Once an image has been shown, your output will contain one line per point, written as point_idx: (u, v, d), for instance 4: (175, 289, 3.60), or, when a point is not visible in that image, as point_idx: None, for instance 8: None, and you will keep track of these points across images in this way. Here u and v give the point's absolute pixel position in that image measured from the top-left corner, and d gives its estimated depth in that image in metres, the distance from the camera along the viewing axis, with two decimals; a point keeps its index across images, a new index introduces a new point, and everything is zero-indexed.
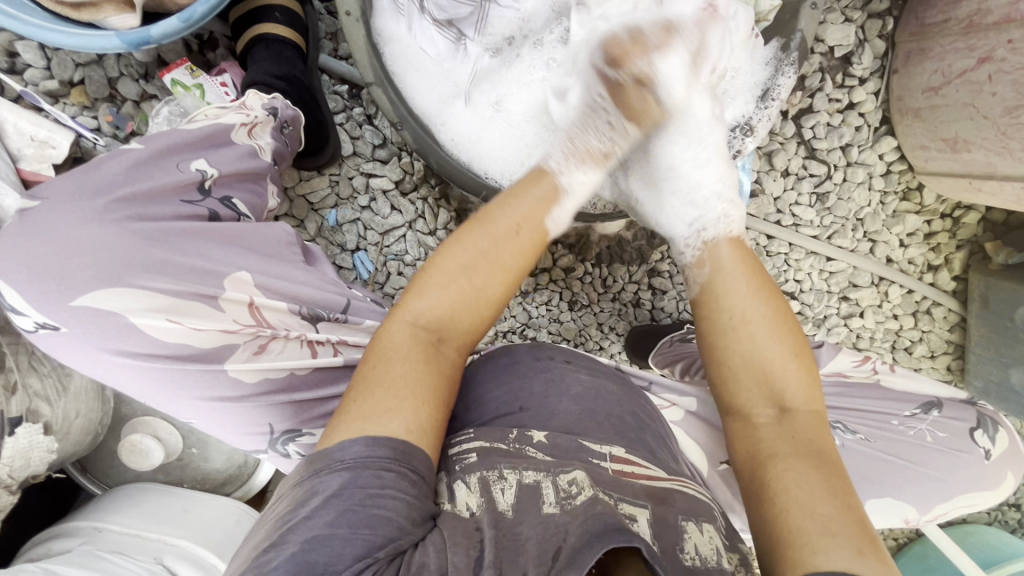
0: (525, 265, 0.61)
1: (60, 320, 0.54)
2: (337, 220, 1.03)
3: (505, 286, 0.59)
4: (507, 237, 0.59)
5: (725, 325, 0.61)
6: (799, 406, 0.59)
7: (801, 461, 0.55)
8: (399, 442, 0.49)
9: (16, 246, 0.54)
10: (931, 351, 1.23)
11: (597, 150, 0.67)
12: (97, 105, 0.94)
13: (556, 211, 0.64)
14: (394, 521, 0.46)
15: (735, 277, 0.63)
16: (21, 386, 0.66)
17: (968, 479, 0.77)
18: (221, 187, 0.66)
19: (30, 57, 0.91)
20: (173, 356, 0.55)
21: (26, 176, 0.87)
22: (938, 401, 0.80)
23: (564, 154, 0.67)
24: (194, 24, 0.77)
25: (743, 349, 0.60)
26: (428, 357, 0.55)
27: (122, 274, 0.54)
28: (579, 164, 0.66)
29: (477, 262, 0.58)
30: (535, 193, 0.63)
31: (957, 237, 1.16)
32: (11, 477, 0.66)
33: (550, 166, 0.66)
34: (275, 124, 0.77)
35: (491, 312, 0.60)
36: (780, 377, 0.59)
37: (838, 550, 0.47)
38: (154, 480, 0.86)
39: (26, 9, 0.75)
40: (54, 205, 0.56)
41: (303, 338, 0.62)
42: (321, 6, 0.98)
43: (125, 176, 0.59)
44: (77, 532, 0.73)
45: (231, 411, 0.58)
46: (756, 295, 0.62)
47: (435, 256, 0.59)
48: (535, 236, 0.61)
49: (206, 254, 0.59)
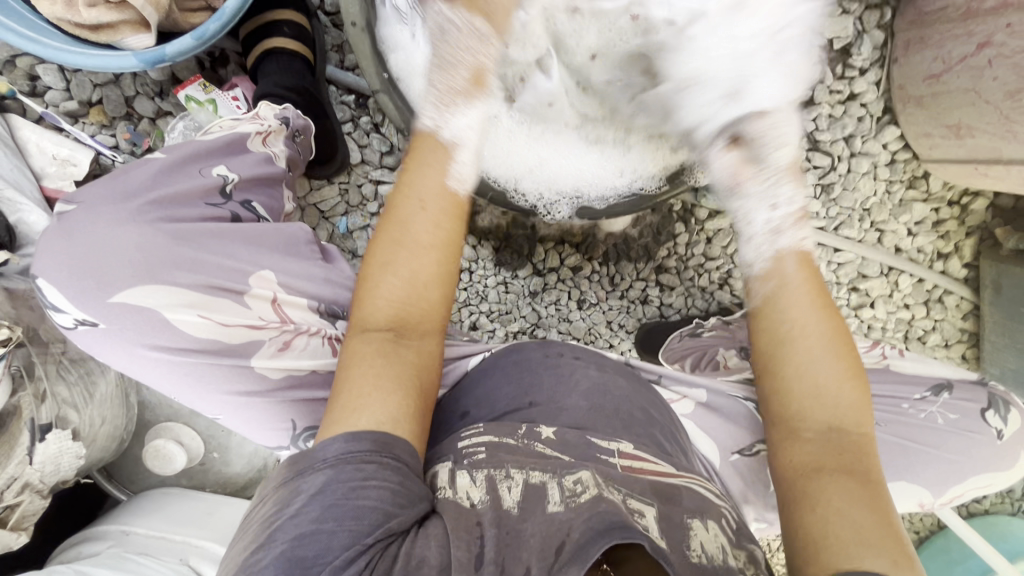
0: (452, 231, 0.60)
1: (98, 316, 0.55)
2: (347, 228, 1.05)
3: (438, 260, 0.59)
4: (419, 218, 0.59)
5: (782, 348, 0.60)
6: (852, 425, 0.58)
7: (843, 475, 0.54)
8: (377, 434, 0.51)
9: (56, 245, 0.57)
10: (945, 340, 1.22)
11: (461, 80, 0.65)
12: (115, 124, 0.98)
13: (456, 169, 0.62)
14: (381, 509, 0.47)
15: (799, 295, 0.61)
16: (50, 394, 0.69)
17: (985, 461, 0.77)
18: (241, 191, 0.68)
19: (51, 80, 0.94)
20: (204, 351, 0.57)
21: (49, 194, 0.90)
22: (949, 382, 0.80)
23: (433, 106, 0.64)
24: (207, 41, 0.80)
25: (799, 367, 0.59)
26: (388, 352, 0.56)
27: (156, 272, 0.57)
28: (451, 108, 0.65)
29: (399, 251, 0.58)
30: (433, 167, 0.61)
31: (966, 224, 1.16)
32: (41, 482, 0.68)
33: (424, 123, 0.63)
34: (287, 133, 0.79)
35: (439, 292, 0.59)
36: (836, 406, 0.58)
37: (871, 557, 0.49)
38: (177, 485, 0.88)
39: (47, 32, 0.78)
40: (88, 208, 0.58)
41: (325, 334, 0.64)
42: (327, 19, 1.00)
43: (152, 180, 0.61)
44: (106, 535, 0.75)
45: (261, 404, 0.60)
46: (818, 314, 0.60)
47: (366, 252, 0.59)
48: (446, 204, 0.60)
49: (233, 254, 0.61)
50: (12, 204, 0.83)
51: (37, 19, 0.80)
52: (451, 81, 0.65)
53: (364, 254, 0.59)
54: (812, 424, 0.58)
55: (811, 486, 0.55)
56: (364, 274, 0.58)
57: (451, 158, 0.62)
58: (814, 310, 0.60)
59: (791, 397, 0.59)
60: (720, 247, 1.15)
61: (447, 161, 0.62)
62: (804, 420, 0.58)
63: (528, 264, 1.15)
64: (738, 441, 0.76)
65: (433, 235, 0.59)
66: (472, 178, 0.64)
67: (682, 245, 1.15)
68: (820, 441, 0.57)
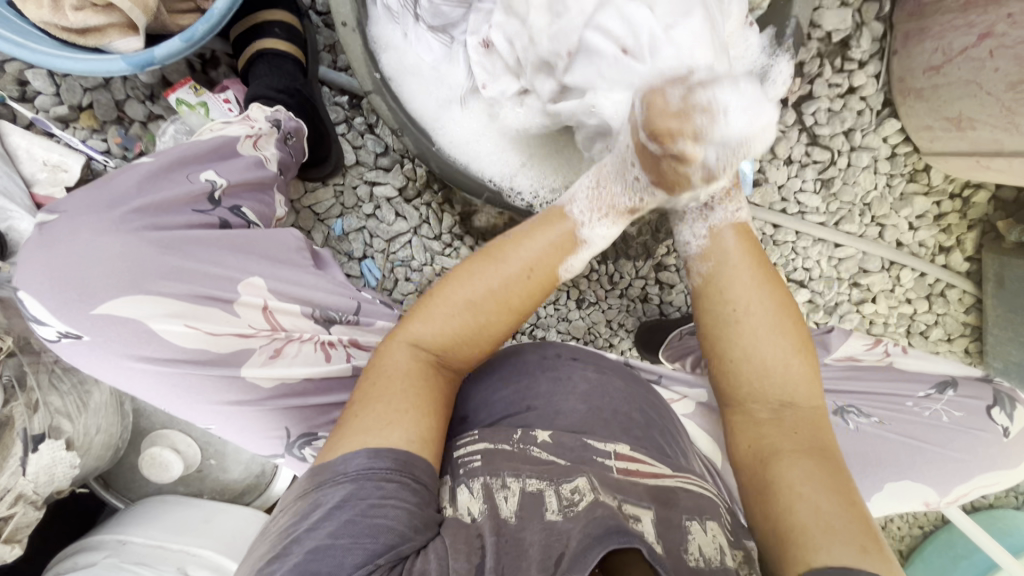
0: (533, 306, 0.63)
1: (82, 329, 0.54)
2: (343, 230, 1.04)
3: (509, 324, 0.62)
4: (517, 280, 0.61)
5: (729, 329, 0.62)
6: (801, 400, 0.61)
7: (802, 457, 0.57)
8: (401, 454, 0.51)
9: (38, 255, 0.56)
10: (948, 334, 1.21)
11: (623, 205, 0.67)
12: (106, 128, 0.97)
13: (570, 261, 0.65)
14: (395, 529, 0.47)
15: (740, 272, 0.64)
16: (42, 403, 0.68)
17: (991, 457, 0.76)
18: (230, 197, 0.67)
19: (40, 85, 0.93)
20: (191, 361, 0.56)
21: (40, 200, 0.89)
22: (953, 379, 0.79)
23: (588, 200, 0.67)
24: (195, 43, 0.78)
25: (746, 345, 0.62)
26: (429, 378, 0.58)
27: (140, 281, 0.55)
28: (602, 217, 0.67)
29: (483, 299, 0.60)
30: (550, 237, 0.63)
31: (968, 218, 1.15)
32: (36, 493, 0.67)
33: (573, 213, 0.66)
34: (279, 135, 0.78)
35: (490, 348, 0.62)
36: (780, 379, 0.61)
37: (841, 546, 0.49)
38: (175, 493, 0.87)
39: (34, 37, 0.77)
40: (71, 217, 0.57)
41: (317, 340, 0.64)
42: (318, 19, 0.99)
43: (138, 188, 0.61)
44: (102, 545, 0.74)
45: (251, 413, 0.59)
46: (761, 290, 0.63)
47: (444, 284, 0.61)
48: (546, 282, 0.63)
49: (218, 260, 0.60)
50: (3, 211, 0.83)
51: (23, 23, 0.79)
52: (609, 198, 0.67)
53: (437, 284, 0.62)
54: (763, 402, 0.61)
55: (773, 470, 0.57)
56: (430, 299, 0.61)
57: (574, 253, 0.65)
58: (758, 283, 0.63)
59: (740, 380, 0.62)
60: None
61: (570, 254, 0.65)
62: (754, 400, 0.62)
63: None
64: None
65: (519, 300, 0.61)
66: (576, 270, 0.67)
67: None
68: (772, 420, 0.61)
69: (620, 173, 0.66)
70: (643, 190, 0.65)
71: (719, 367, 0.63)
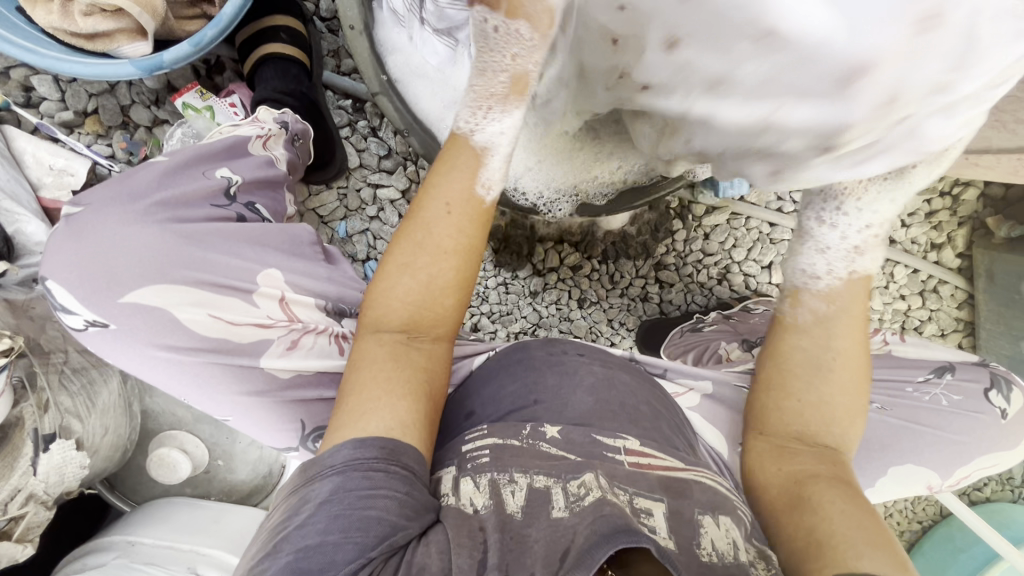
0: (473, 240, 0.59)
1: (109, 317, 0.56)
2: (346, 232, 1.05)
3: (457, 267, 0.59)
4: (440, 222, 0.58)
5: (790, 360, 0.63)
6: (834, 436, 0.62)
7: (840, 483, 0.58)
8: (383, 441, 0.51)
9: (67, 246, 0.58)
10: (942, 329, 1.24)
11: (504, 85, 0.63)
12: (111, 133, 0.97)
13: (485, 174, 0.61)
14: (386, 520, 0.47)
15: (832, 311, 0.62)
16: (53, 403, 0.68)
17: (989, 442, 0.78)
18: (245, 193, 0.68)
19: (45, 91, 0.94)
20: (212, 350, 0.58)
21: (47, 205, 0.90)
22: (950, 365, 0.81)
23: (471, 109, 0.63)
24: (204, 48, 0.80)
25: (809, 378, 0.62)
26: (399, 354, 0.57)
27: (165, 270, 0.58)
28: (490, 113, 0.63)
29: (417, 254, 0.58)
30: (457, 167, 0.60)
31: (958, 215, 1.17)
32: (46, 493, 0.67)
33: (464, 133, 0.62)
34: (287, 136, 0.79)
35: (454, 300, 0.59)
36: (835, 414, 0.62)
37: (879, 557, 0.51)
38: (182, 494, 0.87)
39: (43, 42, 0.78)
40: (96, 210, 0.59)
41: (331, 333, 0.64)
42: (323, 25, 1.01)
43: (156, 183, 0.62)
44: (111, 546, 0.74)
45: (270, 403, 0.60)
46: (842, 333, 0.62)
47: (386, 255, 0.60)
48: (470, 210, 0.59)
49: (237, 252, 0.62)
50: (9, 215, 0.83)
51: (32, 29, 0.80)
52: (491, 87, 0.64)
53: (382, 258, 0.60)
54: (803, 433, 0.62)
55: (810, 490, 0.58)
56: (379, 276, 0.59)
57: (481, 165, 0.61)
58: (845, 329, 0.61)
59: (792, 410, 0.62)
60: (717, 243, 1.16)
61: (477, 166, 0.60)
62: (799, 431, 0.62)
63: (527, 264, 1.15)
64: (745, 432, 0.76)
65: (454, 240, 0.58)
66: (501, 185, 0.63)
67: (681, 242, 1.16)
68: (812, 452, 0.61)
69: (504, 52, 0.62)
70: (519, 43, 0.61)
71: (774, 397, 0.64)
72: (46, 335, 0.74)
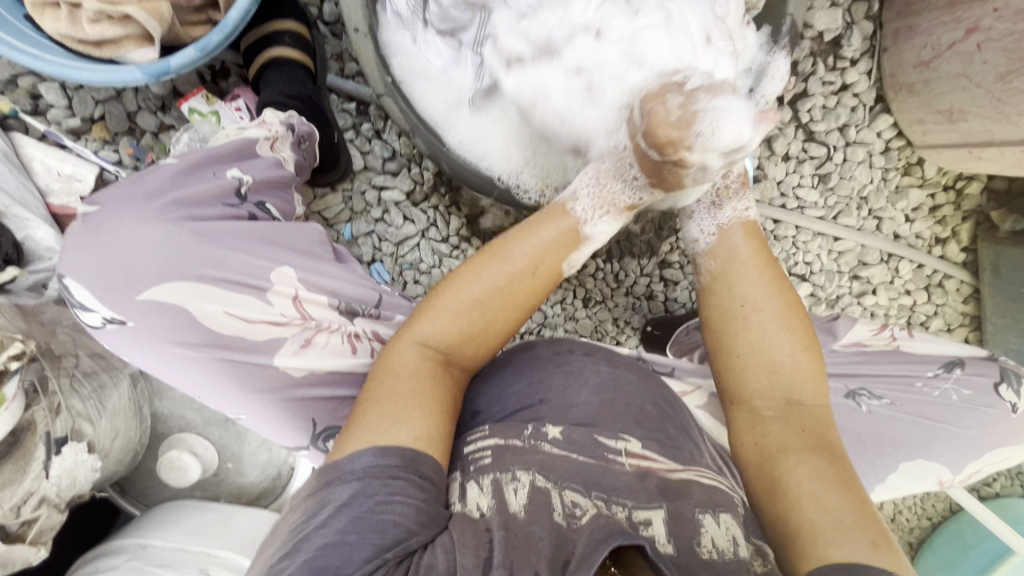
0: (538, 304, 0.66)
1: (126, 315, 0.57)
2: (352, 234, 1.06)
3: (516, 319, 0.64)
4: (523, 277, 0.63)
5: (736, 324, 0.66)
6: (808, 399, 0.64)
7: (809, 455, 0.59)
8: (407, 450, 0.52)
9: (85, 243, 0.59)
10: (948, 324, 1.23)
11: (624, 202, 0.70)
12: (117, 139, 0.98)
13: (574, 257, 0.68)
14: (402, 524, 0.48)
15: (750, 271, 0.68)
16: (64, 407, 0.69)
17: (999, 435, 0.77)
18: (256, 193, 0.69)
19: (52, 98, 0.95)
20: (227, 347, 0.59)
21: (55, 211, 0.91)
22: (959, 359, 0.81)
23: (591, 199, 0.70)
24: (209, 53, 0.80)
25: (753, 341, 0.65)
26: (434, 373, 0.59)
27: (181, 268, 0.59)
28: (603, 214, 0.70)
29: (492, 296, 0.62)
30: (554, 232, 0.66)
31: (962, 209, 1.17)
32: (58, 496, 0.67)
33: (575, 209, 0.69)
34: (293, 139, 0.80)
35: (500, 343, 0.64)
36: (789, 371, 0.64)
37: (852, 542, 0.50)
38: (192, 497, 0.87)
39: (50, 49, 0.79)
40: (114, 208, 0.60)
41: (344, 332, 0.65)
42: (326, 29, 1.02)
43: (173, 181, 0.64)
44: (123, 549, 0.74)
45: (280, 402, 0.61)
46: (770, 291, 0.66)
47: (450, 279, 0.63)
48: (550, 279, 0.66)
49: (251, 251, 0.63)
50: (20, 220, 0.84)
51: (39, 36, 0.80)
52: (615, 196, 0.70)
53: (442, 283, 0.63)
54: (770, 399, 0.64)
55: (780, 469, 0.59)
56: (436, 297, 0.62)
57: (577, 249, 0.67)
58: (763, 281, 0.67)
59: (750, 380, 0.65)
60: None
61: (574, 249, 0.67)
62: (763, 400, 0.64)
63: None
64: None
65: (525, 297, 0.64)
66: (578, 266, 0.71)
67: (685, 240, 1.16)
68: (779, 419, 0.63)
69: (618, 177, 0.70)
70: (639, 186, 0.70)
71: (724, 362, 0.67)
72: (57, 340, 0.75)
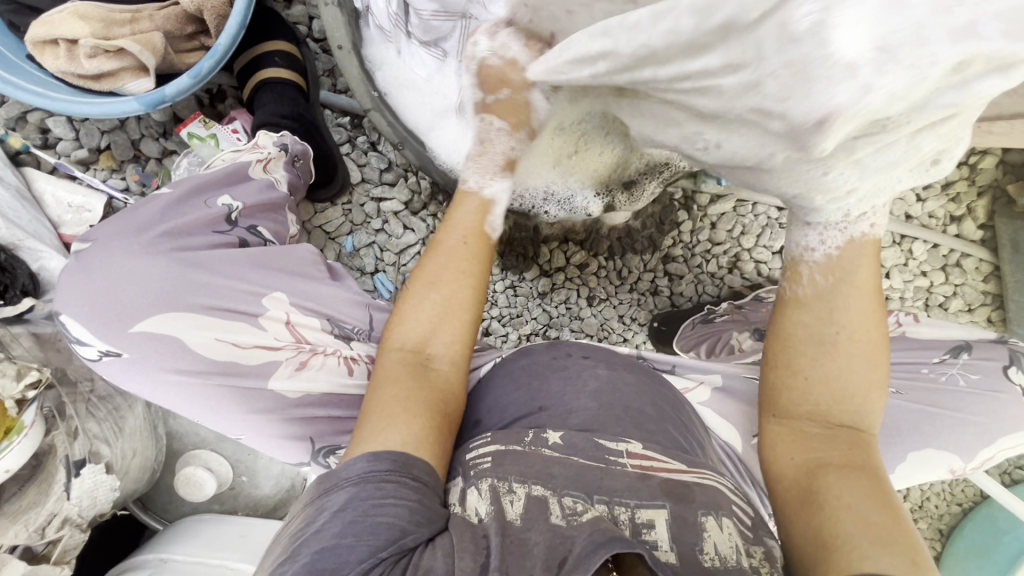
0: (482, 271, 0.66)
1: (121, 346, 0.59)
2: (354, 246, 1.07)
3: (470, 292, 0.64)
4: (458, 250, 0.66)
5: (795, 350, 0.61)
6: (863, 427, 0.61)
7: (853, 473, 0.56)
8: (398, 454, 0.53)
9: (79, 280, 0.61)
10: (968, 304, 1.20)
11: (502, 158, 0.72)
12: (124, 166, 1.01)
13: (493, 217, 0.69)
14: (398, 524, 0.48)
15: (852, 296, 0.59)
16: (81, 431, 0.71)
17: (1014, 420, 0.75)
18: (246, 218, 0.71)
19: (61, 132, 0.98)
20: (219, 372, 0.61)
21: (67, 240, 0.95)
22: (967, 343, 0.79)
23: (475, 169, 0.71)
24: (203, 78, 0.82)
25: (820, 367, 0.60)
26: (418, 376, 0.60)
27: (170, 297, 0.60)
28: (493, 174, 0.71)
29: (438, 279, 0.64)
30: (466, 205, 0.69)
31: (977, 184, 1.13)
32: (80, 516, 0.71)
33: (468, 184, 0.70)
34: (287, 158, 0.82)
35: (467, 322, 0.64)
36: (849, 399, 0.60)
37: (889, 556, 0.48)
38: (211, 510, 0.90)
39: (53, 86, 0.82)
40: (102, 245, 0.62)
41: (339, 354, 0.67)
42: (317, 46, 1.03)
43: (161, 214, 0.65)
44: (144, 564, 0.77)
45: (282, 416, 0.63)
46: (863, 319, 0.59)
47: (408, 285, 0.65)
48: (481, 243, 0.67)
49: (243, 276, 0.65)
50: (34, 252, 0.88)
51: (42, 74, 0.84)
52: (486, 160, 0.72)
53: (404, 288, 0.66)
54: (820, 419, 0.61)
55: (818, 483, 0.57)
56: (402, 303, 0.65)
57: (493, 209, 0.69)
58: (857, 305, 0.59)
59: (803, 395, 0.61)
60: (725, 231, 1.14)
61: (490, 209, 0.69)
62: (809, 416, 0.61)
63: (534, 266, 1.16)
64: (759, 423, 0.75)
65: (466, 266, 0.65)
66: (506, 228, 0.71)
67: (686, 233, 1.15)
68: (823, 434, 0.60)
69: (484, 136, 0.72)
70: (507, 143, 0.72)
71: (783, 379, 0.62)
72: (73, 365, 0.78)
